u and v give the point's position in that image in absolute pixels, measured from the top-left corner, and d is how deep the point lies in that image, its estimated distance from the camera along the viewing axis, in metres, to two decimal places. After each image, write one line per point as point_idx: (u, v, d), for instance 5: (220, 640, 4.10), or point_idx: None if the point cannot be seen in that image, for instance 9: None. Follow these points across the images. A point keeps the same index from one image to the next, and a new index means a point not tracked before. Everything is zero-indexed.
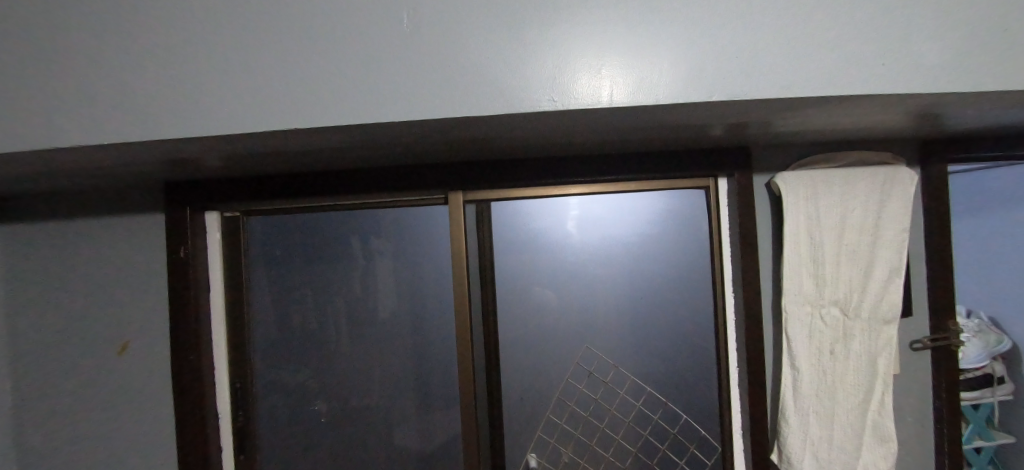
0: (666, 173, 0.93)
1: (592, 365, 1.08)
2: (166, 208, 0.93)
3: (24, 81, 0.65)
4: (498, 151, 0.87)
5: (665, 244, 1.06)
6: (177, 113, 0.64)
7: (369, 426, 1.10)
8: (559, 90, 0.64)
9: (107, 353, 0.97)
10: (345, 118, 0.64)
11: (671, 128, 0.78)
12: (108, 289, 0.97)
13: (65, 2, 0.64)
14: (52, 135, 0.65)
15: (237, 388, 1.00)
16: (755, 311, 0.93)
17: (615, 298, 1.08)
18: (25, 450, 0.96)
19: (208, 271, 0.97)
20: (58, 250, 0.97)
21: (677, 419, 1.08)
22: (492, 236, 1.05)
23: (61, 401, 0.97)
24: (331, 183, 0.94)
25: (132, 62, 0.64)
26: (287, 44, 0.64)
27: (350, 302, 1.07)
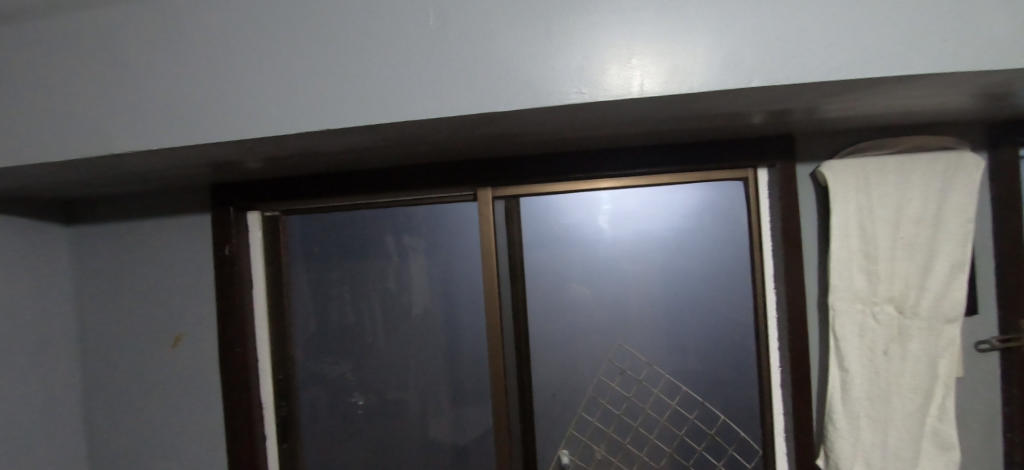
0: (702, 164, 0.90)
1: (625, 362, 1.07)
2: (213, 208, 0.99)
3: (90, 93, 0.71)
4: (527, 145, 0.86)
5: (702, 239, 1.02)
6: (220, 117, 0.68)
7: (405, 419, 1.14)
8: (587, 82, 0.63)
9: (163, 344, 1.04)
10: (375, 117, 0.65)
11: (706, 118, 0.76)
12: (163, 285, 1.04)
13: (124, 18, 0.69)
14: (113, 142, 0.70)
15: (278, 381, 1.05)
16: (799, 307, 0.89)
17: (648, 295, 1.05)
18: (100, 431, 1.08)
19: (252, 269, 1.01)
20: (123, 249, 1.05)
21: (714, 419, 1.05)
22: (523, 232, 1.05)
23: (126, 389, 1.06)
24: (368, 181, 0.96)
25: (181, 71, 0.68)
26: (320, 47, 0.66)
27: (386, 297, 1.10)
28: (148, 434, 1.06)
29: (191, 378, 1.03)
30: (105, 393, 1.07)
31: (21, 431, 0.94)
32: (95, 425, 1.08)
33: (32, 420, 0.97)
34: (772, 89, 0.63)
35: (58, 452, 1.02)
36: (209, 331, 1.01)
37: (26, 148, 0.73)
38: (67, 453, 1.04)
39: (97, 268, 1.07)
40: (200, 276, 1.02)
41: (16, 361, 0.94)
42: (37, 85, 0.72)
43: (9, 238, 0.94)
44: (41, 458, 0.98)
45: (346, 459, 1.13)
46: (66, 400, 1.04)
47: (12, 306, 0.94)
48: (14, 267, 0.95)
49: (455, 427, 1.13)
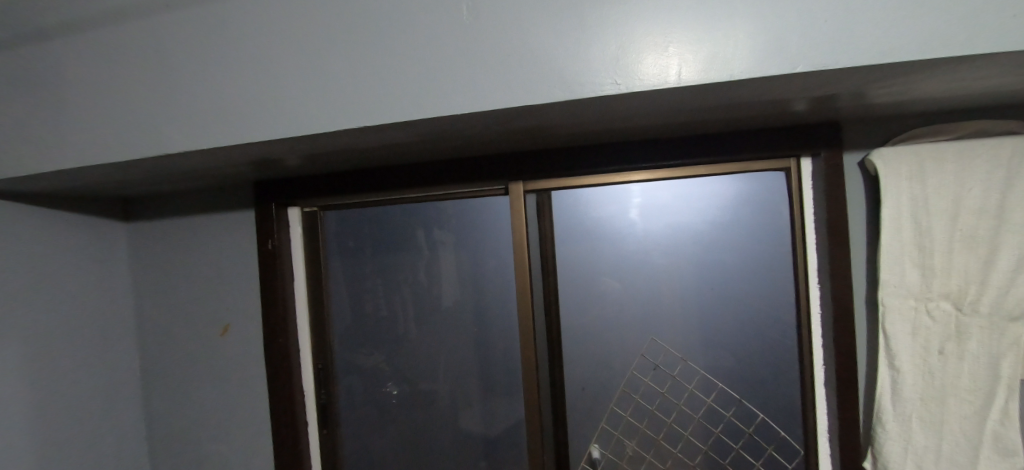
0: (740, 154, 0.87)
1: (658, 358, 1.05)
2: (256, 204, 1.03)
3: (146, 96, 0.75)
4: (559, 139, 0.86)
5: (739, 232, 1.00)
6: (263, 117, 0.71)
7: (437, 409, 1.16)
8: (622, 72, 0.62)
9: (213, 332, 1.10)
10: (409, 114, 0.66)
11: (744, 106, 0.73)
12: (213, 276, 1.10)
13: (176, 24, 0.73)
14: (167, 142, 0.75)
15: (318, 369, 1.10)
16: (846, 303, 0.85)
17: (681, 289, 1.04)
18: (157, 411, 1.15)
19: (293, 261, 1.06)
20: (176, 243, 1.12)
21: (752, 418, 1.02)
22: (555, 226, 1.05)
23: (178, 375, 1.13)
24: (403, 176, 0.99)
25: (228, 72, 0.72)
26: (357, 45, 0.67)
27: (419, 290, 1.13)
28: (199, 418, 1.13)
29: (239, 365, 1.09)
30: (160, 379, 1.15)
31: (86, 413, 1.02)
32: (152, 409, 1.15)
33: (98, 400, 1.05)
34: (817, 75, 0.60)
35: (121, 430, 1.10)
36: (255, 321, 1.07)
37: (87, 149, 0.78)
38: (128, 434, 1.12)
39: (151, 262, 1.14)
40: (245, 269, 1.07)
41: (80, 347, 1.02)
42: (94, 90, 0.77)
43: (70, 234, 1.02)
44: (105, 438, 1.06)
45: (381, 445, 1.17)
46: (126, 385, 1.12)
47: (76, 297, 1.02)
48: (76, 261, 1.03)
49: (485, 419, 1.15)
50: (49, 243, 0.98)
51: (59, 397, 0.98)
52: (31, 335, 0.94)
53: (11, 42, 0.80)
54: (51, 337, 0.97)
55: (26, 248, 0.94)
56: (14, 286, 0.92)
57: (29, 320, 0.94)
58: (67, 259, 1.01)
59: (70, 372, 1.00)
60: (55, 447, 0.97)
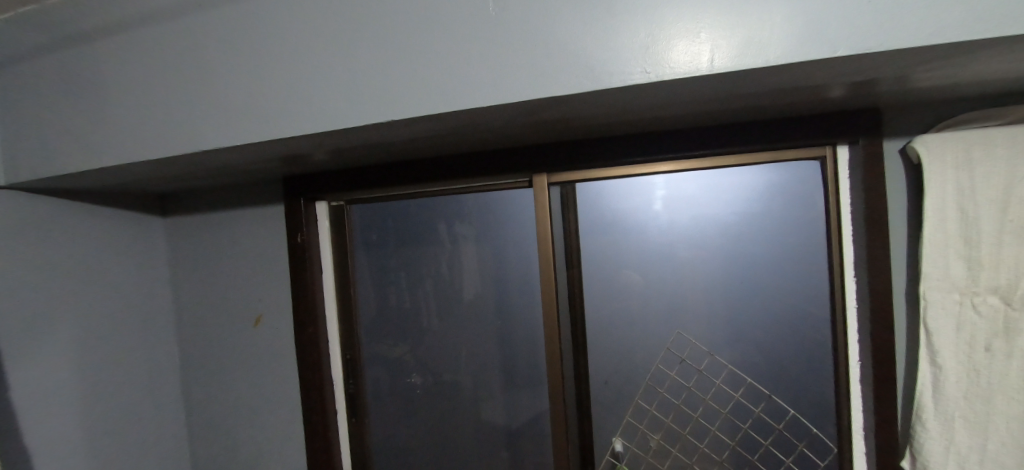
0: (773, 143, 0.84)
1: (685, 351, 1.05)
2: (286, 199, 1.06)
3: (182, 94, 0.78)
4: (583, 130, 0.85)
5: (766, 223, 0.99)
6: (293, 113, 0.73)
7: (461, 399, 1.18)
8: (651, 60, 0.60)
9: (247, 322, 1.15)
10: (435, 107, 0.67)
11: (777, 93, 0.71)
12: (245, 269, 1.14)
13: (210, 24, 0.76)
14: (202, 140, 0.78)
15: (346, 360, 1.10)
16: (884, 297, 0.82)
17: (703, 281, 1.04)
18: (194, 397, 1.21)
19: (321, 255, 1.08)
20: (211, 237, 1.16)
21: (782, 414, 0.99)
22: (579, 217, 1.03)
23: (214, 363, 1.18)
24: (429, 169, 0.99)
25: (260, 70, 0.74)
26: (383, 40, 0.68)
27: (443, 283, 1.15)
28: (234, 405, 1.18)
29: (271, 354, 1.13)
30: (198, 367, 1.20)
31: (127, 397, 1.08)
32: (190, 396, 1.21)
33: (137, 385, 1.11)
34: (858, 58, 0.57)
35: (161, 414, 1.16)
36: (286, 312, 1.10)
37: (126, 147, 0.82)
38: (168, 419, 1.18)
39: (187, 256, 1.19)
40: (277, 261, 1.10)
41: (121, 335, 1.08)
42: (131, 90, 0.81)
43: (109, 229, 1.07)
44: (145, 422, 1.12)
45: (406, 434, 1.19)
46: (167, 372, 1.18)
47: (116, 289, 1.08)
48: (116, 255, 1.08)
49: (508, 409, 1.18)
50: (91, 237, 1.04)
51: (103, 381, 1.05)
52: (77, 325, 1.00)
53: (54, 46, 0.84)
54: (94, 326, 1.03)
55: (70, 243, 1.00)
56: (59, 277, 0.98)
57: (73, 308, 1.00)
58: (108, 253, 1.06)
59: (112, 359, 1.06)
60: (100, 430, 1.04)
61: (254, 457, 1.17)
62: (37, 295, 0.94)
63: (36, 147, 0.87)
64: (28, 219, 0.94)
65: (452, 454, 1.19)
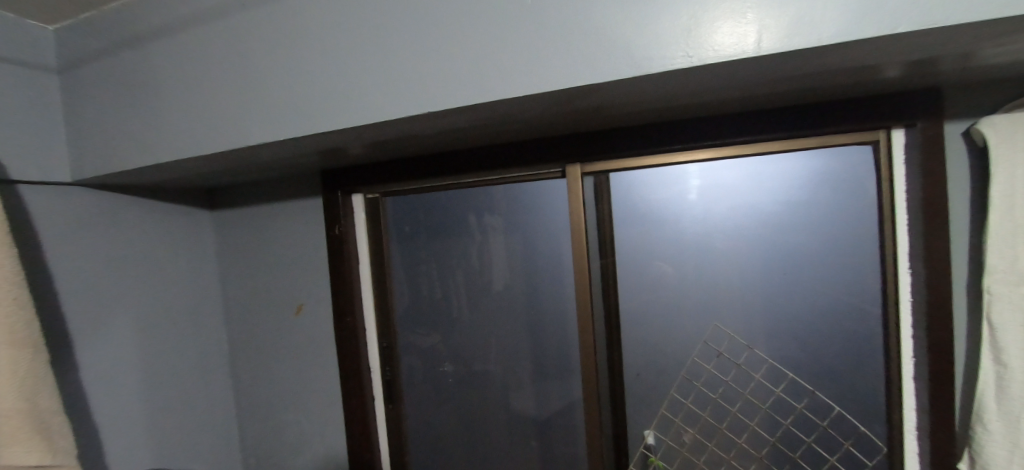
0: (821, 128, 0.80)
1: (722, 345, 1.02)
2: (325, 192, 1.10)
3: (228, 93, 0.82)
4: (616, 118, 0.83)
5: (813, 211, 0.93)
6: (330, 108, 0.75)
7: (490, 389, 1.19)
8: (693, 44, 0.58)
9: (289, 310, 1.20)
10: (469, 99, 0.67)
11: (826, 75, 0.67)
12: (287, 259, 1.18)
13: (254, 24, 0.79)
14: (246, 136, 0.81)
15: (385, 348, 1.14)
16: (943, 291, 0.77)
17: (738, 273, 1.00)
18: (241, 379, 1.28)
19: (359, 246, 1.11)
20: (255, 229, 1.21)
21: (827, 411, 0.95)
22: (612, 207, 1.02)
23: (258, 349, 1.25)
24: (464, 160, 1.00)
25: (300, 68, 0.76)
26: (419, 34, 0.69)
27: (472, 273, 1.16)
28: (278, 389, 1.24)
29: (312, 341, 1.18)
30: (243, 352, 1.27)
31: (179, 378, 1.16)
32: (238, 379, 1.28)
33: (188, 367, 1.19)
34: (919, 35, 0.53)
35: (211, 394, 1.24)
36: (326, 301, 1.14)
37: (176, 144, 0.86)
38: (217, 399, 1.25)
39: (234, 246, 1.25)
40: (317, 253, 1.14)
41: (173, 320, 1.16)
42: (179, 90, 0.85)
43: (161, 221, 1.14)
44: (196, 401, 1.20)
45: (439, 421, 1.22)
46: (216, 356, 1.25)
47: (168, 279, 1.15)
48: (168, 247, 1.16)
49: (538, 400, 1.17)
50: (146, 230, 1.11)
51: (158, 363, 1.12)
52: (134, 312, 1.08)
53: (112, 50, 0.89)
54: (150, 312, 1.11)
55: (127, 236, 1.08)
56: (117, 266, 1.05)
57: (131, 296, 1.07)
58: (160, 244, 1.14)
59: (165, 344, 1.14)
60: (157, 409, 1.12)
61: (296, 438, 1.23)
62: (97, 284, 1.02)
63: (96, 146, 0.93)
64: (90, 213, 1.01)
65: (483, 442, 1.21)
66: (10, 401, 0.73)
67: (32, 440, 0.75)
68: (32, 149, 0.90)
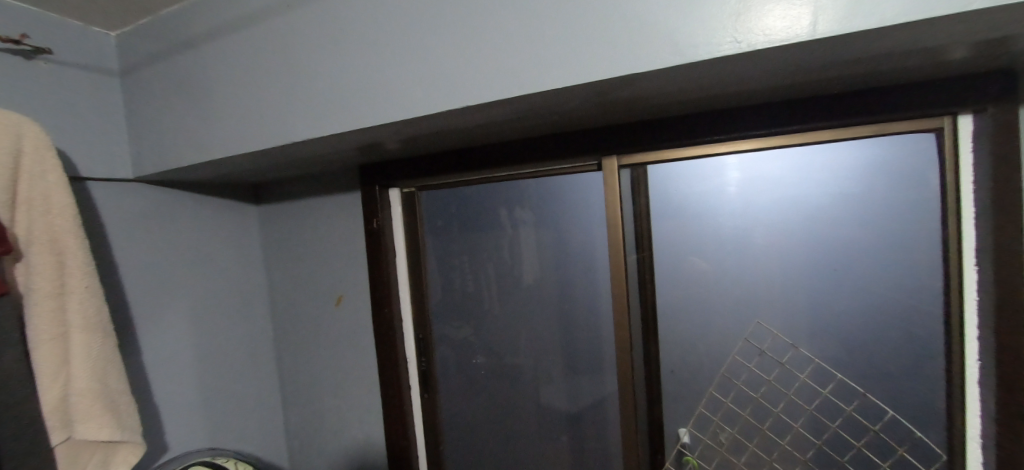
0: (877, 116, 0.74)
1: (765, 342, 1.02)
2: (363, 185, 1.12)
3: (273, 92, 0.85)
4: (654, 109, 0.81)
5: (859, 206, 0.89)
6: (369, 104, 0.77)
7: (522, 381, 1.22)
8: (742, 28, 0.56)
9: (330, 301, 1.24)
10: (506, 92, 0.67)
11: (882, 57, 0.62)
12: (327, 252, 1.23)
13: (298, 26, 0.81)
14: (289, 133, 0.85)
15: (419, 339, 1.17)
16: (1014, 290, 0.69)
17: (778, 268, 1.00)
18: (285, 366, 1.34)
19: (395, 239, 1.13)
20: (297, 223, 1.26)
21: (880, 415, 0.90)
22: (650, 201, 0.99)
23: (300, 338, 1.30)
24: (499, 154, 1.00)
25: (341, 66, 0.79)
26: (455, 29, 0.69)
27: (503, 267, 1.18)
28: (320, 376, 1.29)
29: (351, 331, 1.21)
30: (287, 340, 1.33)
31: (228, 363, 1.23)
32: (282, 366, 1.34)
33: (237, 353, 1.25)
34: (993, 12, 0.49)
35: (257, 379, 1.30)
36: (365, 293, 1.18)
37: (225, 142, 0.91)
38: (264, 384, 1.32)
39: (277, 239, 1.30)
40: (356, 246, 1.18)
41: (223, 308, 1.22)
42: (228, 90, 0.90)
43: (211, 215, 1.21)
44: (244, 385, 1.27)
45: (473, 412, 1.24)
46: (263, 344, 1.32)
47: (218, 269, 1.22)
48: (218, 239, 1.22)
49: (569, 395, 1.19)
50: (199, 223, 1.18)
51: (211, 348, 1.19)
52: (189, 300, 1.15)
53: (168, 53, 0.94)
54: (202, 301, 1.18)
55: (182, 229, 1.14)
56: (173, 257, 1.12)
57: (185, 285, 1.14)
58: (211, 237, 1.21)
59: (217, 330, 1.21)
60: (209, 391, 1.19)
61: (336, 424, 1.28)
62: (154, 273, 1.09)
63: (154, 144, 0.99)
64: (149, 207, 1.08)
65: (514, 432, 1.23)
66: (84, 380, 0.79)
67: (104, 416, 0.81)
68: (97, 147, 0.97)
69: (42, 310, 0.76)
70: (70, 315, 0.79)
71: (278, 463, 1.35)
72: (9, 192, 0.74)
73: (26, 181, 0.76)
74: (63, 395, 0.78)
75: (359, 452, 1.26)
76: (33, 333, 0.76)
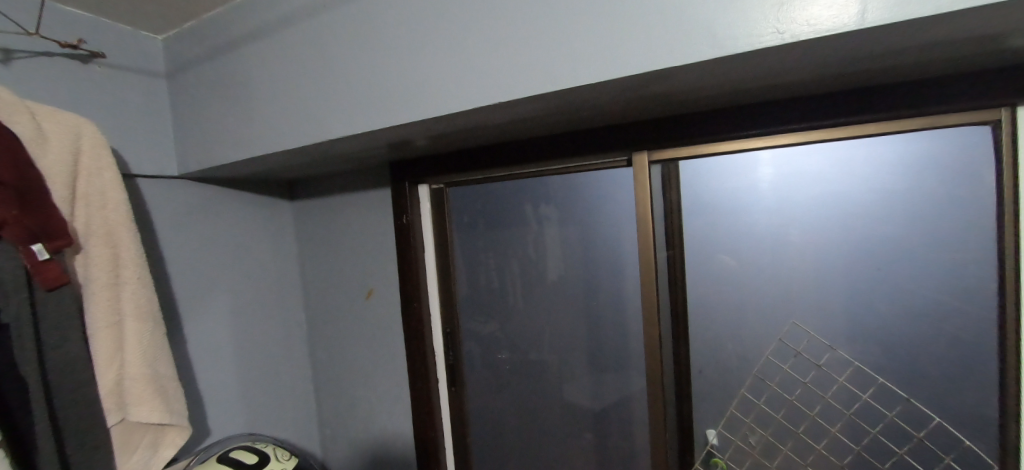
0: (929, 107, 0.70)
1: (801, 344, 0.98)
2: (393, 182, 1.14)
3: (308, 91, 0.88)
4: (687, 103, 0.79)
5: (904, 203, 0.84)
6: (400, 102, 0.79)
7: (546, 377, 1.22)
8: (785, 18, 0.54)
9: (361, 294, 1.27)
10: (537, 88, 0.67)
11: (932, 47, 0.59)
12: (358, 246, 1.26)
13: (333, 26, 0.84)
14: (324, 130, 0.87)
15: (447, 333, 1.19)
16: None
17: (813, 267, 0.94)
18: (317, 356, 1.39)
19: (424, 235, 1.15)
20: (330, 218, 1.30)
21: (924, 422, 0.86)
22: (680, 196, 0.98)
23: (332, 330, 1.34)
24: (528, 150, 1.00)
25: (374, 64, 0.80)
26: (486, 25, 0.70)
27: (528, 262, 1.18)
28: (350, 368, 1.33)
29: (382, 324, 1.24)
30: (319, 331, 1.37)
31: (264, 352, 1.28)
32: (315, 357, 1.39)
33: (273, 342, 1.30)
34: None
35: (293, 368, 1.35)
36: (395, 287, 1.20)
37: (263, 140, 0.95)
38: (298, 373, 1.37)
39: (311, 234, 1.34)
40: (386, 241, 1.20)
41: (261, 299, 1.27)
42: (266, 90, 0.93)
43: (250, 210, 1.26)
44: (280, 374, 1.32)
45: (500, 406, 1.25)
46: (297, 335, 1.36)
47: (256, 263, 1.27)
48: (256, 233, 1.27)
49: (594, 391, 1.19)
50: (238, 218, 1.23)
51: (249, 338, 1.25)
52: (230, 291, 1.20)
53: (211, 55, 0.99)
54: (242, 293, 1.23)
55: (222, 223, 1.19)
56: (214, 249, 1.17)
57: (226, 276, 1.19)
58: (250, 231, 1.26)
59: (255, 321, 1.26)
60: (248, 378, 1.24)
61: (366, 414, 1.32)
62: (197, 265, 1.14)
63: (197, 143, 1.04)
64: (193, 202, 1.13)
65: (538, 428, 1.24)
66: (136, 366, 0.85)
67: (155, 400, 0.87)
68: (145, 145, 1.03)
69: (99, 299, 0.81)
70: (123, 304, 0.84)
71: (311, 450, 1.40)
72: (70, 188, 0.79)
73: (85, 178, 0.82)
74: (118, 379, 0.84)
75: (388, 442, 1.29)
76: (90, 321, 0.81)
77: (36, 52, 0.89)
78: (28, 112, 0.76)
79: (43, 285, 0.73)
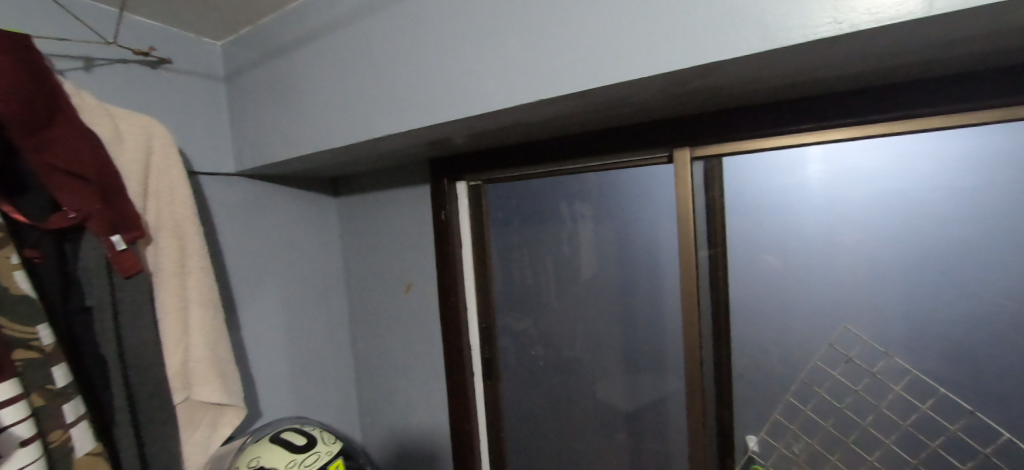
0: (1004, 98, 0.65)
1: (853, 349, 0.92)
2: (433, 178, 1.17)
3: (354, 92, 0.92)
4: (731, 98, 0.77)
5: (971, 203, 0.78)
6: (441, 101, 0.81)
7: (580, 375, 1.22)
8: (843, 6, 0.51)
9: (401, 287, 1.31)
10: (576, 85, 0.67)
11: (1005, 35, 0.55)
12: (399, 240, 1.29)
13: (378, 28, 0.87)
14: (368, 129, 0.90)
15: (482, 328, 1.21)
16: None
17: (865, 271, 0.88)
18: (359, 346, 1.44)
19: (462, 231, 1.17)
20: (372, 214, 1.34)
21: (992, 438, 0.81)
22: (726, 194, 0.94)
23: (372, 322, 1.39)
24: (566, 148, 1.00)
25: (415, 65, 0.83)
26: (526, 25, 0.71)
27: (562, 260, 1.18)
28: (390, 358, 1.37)
29: (421, 317, 1.27)
30: (360, 323, 1.42)
31: (311, 341, 1.35)
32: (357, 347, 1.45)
33: (319, 331, 1.37)
34: None
35: (336, 356, 1.41)
36: (432, 281, 1.23)
37: (311, 138, 0.99)
38: (341, 361, 1.43)
39: (353, 229, 1.39)
40: (425, 236, 1.23)
41: (308, 290, 1.34)
42: (314, 91, 0.98)
43: (298, 205, 1.32)
44: (325, 361, 1.39)
45: (534, 401, 1.26)
46: (340, 325, 1.42)
47: (304, 255, 1.33)
48: (304, 227, 1.33)
49: (628, 391, 1.18)
50: (288, 213, 1.29)
51: (298, 326, 1.31)
52: (280, 282, 1.27)
53: (265, 58, 1.04)
54: (291, 283, 1.30)
55: (274, 218, 1.26)
56: (267, 243, 1.24)
57: (277, 268, 1.26)
58: (298, 225, 1.32)
59: (303, 310, 1.33)
60: (297, 364, 1.31)
61: (405, 403, 1.36)
62: (251, 257, 1.21)
63: (251, 142, 1.11)
64: (247, 198, 1.20)
65: (569, 425, 1.25)
66: (200, 349, 0.91)
67: (215, 382, 0.93)
68: (206, 144, 1.10)
69: (166, 286, 0.88)
70: (189, 291, 0.91)
71: (352, 435, 1.46)
72: (142, 185, 0.86)
73: (155, 176, 0.88)
74: (184, 361, 0.90)
75: (426, 431, 1.32)
76: (160, 306, 0.88)
77: (114, 60, 0.97)
78: (107, 114, 0.83)
79: (123, 272, 0.80)
